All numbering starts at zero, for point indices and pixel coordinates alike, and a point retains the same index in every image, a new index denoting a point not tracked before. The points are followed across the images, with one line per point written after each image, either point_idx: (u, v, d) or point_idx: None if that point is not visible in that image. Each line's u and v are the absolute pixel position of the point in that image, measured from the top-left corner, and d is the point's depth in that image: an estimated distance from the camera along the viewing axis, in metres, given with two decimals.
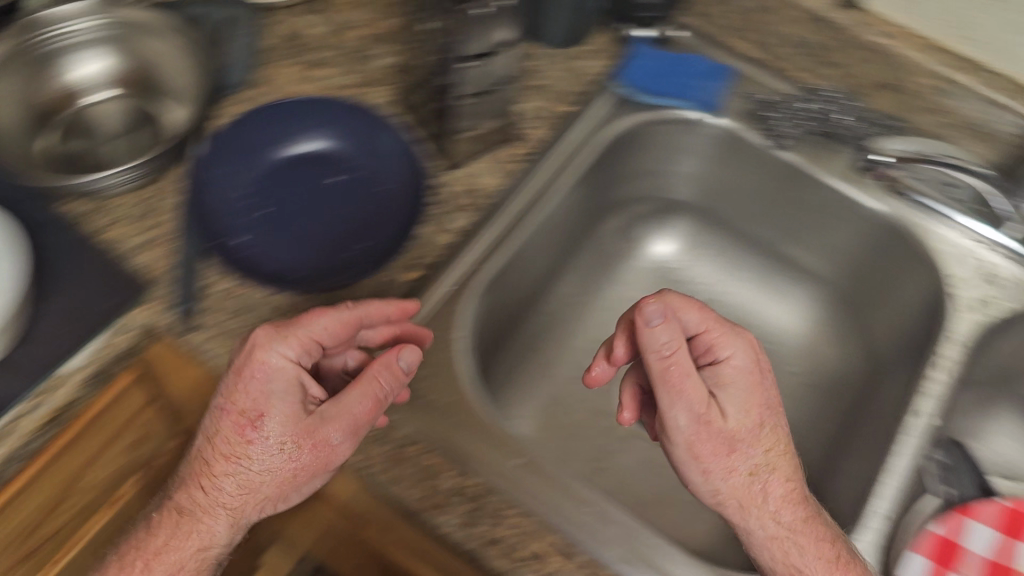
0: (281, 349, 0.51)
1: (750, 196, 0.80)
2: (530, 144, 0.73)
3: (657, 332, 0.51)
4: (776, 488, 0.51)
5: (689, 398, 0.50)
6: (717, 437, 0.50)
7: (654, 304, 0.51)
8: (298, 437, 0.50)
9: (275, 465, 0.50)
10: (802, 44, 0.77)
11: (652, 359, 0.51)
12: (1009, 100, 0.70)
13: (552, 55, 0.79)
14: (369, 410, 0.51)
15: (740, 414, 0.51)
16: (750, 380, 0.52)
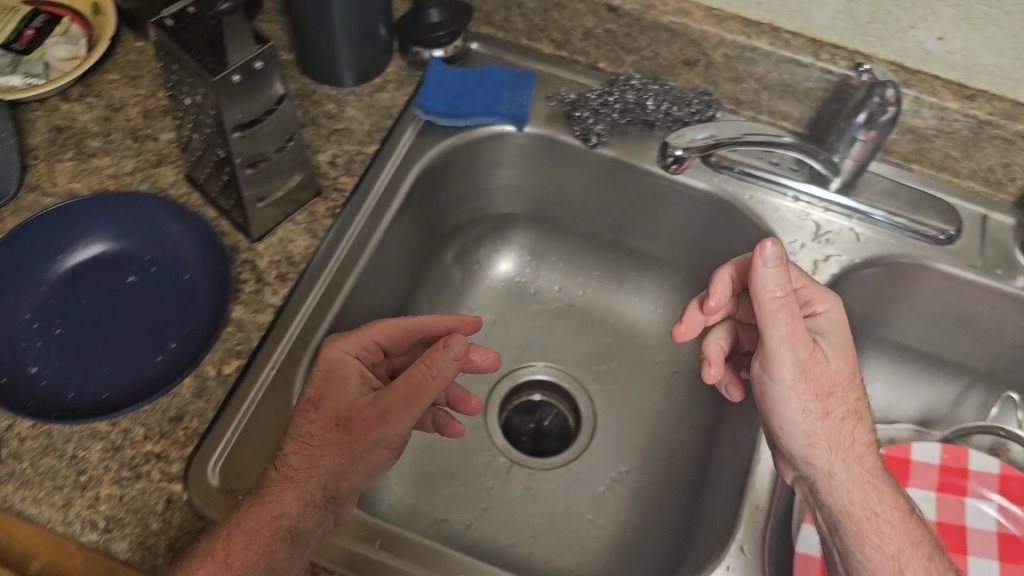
0: (343, 351, 0.57)
1: (582, 199, 0.78)
2: (340, 195, 0.69)
3: (773, 275, 0.51)
4: (860, 434, 0.55)
5: (792, 342, 0.52)
6: (820, 378, 0.54)
7: (772, 247, 0.50)
8: (351, 415, 0.53)
9: (328, 441, 0.52)
10: (598, 34, 0.75)
11: (768, 302, 0.51)
12: (804, 57, 0.70)
13: (348, 94, 0.74)
14: (425, 389, 0.52)
15: (841, 360, 0.55)
16: (843, 333, 0.56)
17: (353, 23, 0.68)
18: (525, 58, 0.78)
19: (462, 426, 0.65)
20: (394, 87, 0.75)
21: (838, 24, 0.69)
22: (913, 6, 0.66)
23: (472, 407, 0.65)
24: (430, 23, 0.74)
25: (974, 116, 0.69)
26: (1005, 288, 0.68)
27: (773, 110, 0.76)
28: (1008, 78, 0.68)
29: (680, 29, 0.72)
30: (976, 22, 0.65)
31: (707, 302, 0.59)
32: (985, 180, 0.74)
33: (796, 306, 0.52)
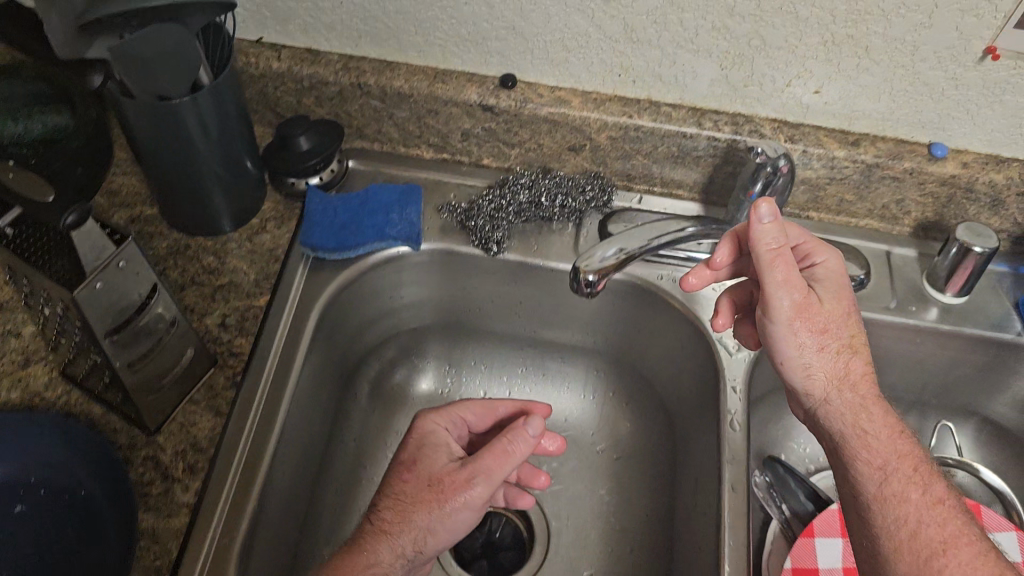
0: (433, 423, 0.61)
1: (493, 300, 0.75)
2: (237, 359, 0.63)
3: (766, 229, 0.55)
4: (856, 365, 0.57)
5: (784, 286, 0.55)
6: (815, 317, 0.56)
7: (764, 206, 0.55)
8: (442, 477, 0.56)
9: (421, 495, 0.55)
10: (477, 134, 0.72)
11: (762, 255, 0.55)
12: (689, 129, 0.69)
13: (225, 242, 0.69)
14: (515, 455, 0.56)
15: (834, 301, 0.58)
16: (839, 282, 0.59)
17: (218, 164, 0.63)
18: (406, 168, 0.74)
19: (530, 497, 0.69)
20: (274, 225, 0.70)
21: (715, 91, 0.68)
22: (786, 67, 0.66)
23: (541, 483, 0.66)
24: (301, 153, 0.69)
25: (863, 161, 0.69)
26: (919, 323, 0.71)
27: (666, 180, 0.74)
28: (886, 119, 0.69)
29: (561, 119, 0.69)
30: (849, 74, 0.65)
31: (713, 256, 0.60)
32: (880, 216, 0.75)
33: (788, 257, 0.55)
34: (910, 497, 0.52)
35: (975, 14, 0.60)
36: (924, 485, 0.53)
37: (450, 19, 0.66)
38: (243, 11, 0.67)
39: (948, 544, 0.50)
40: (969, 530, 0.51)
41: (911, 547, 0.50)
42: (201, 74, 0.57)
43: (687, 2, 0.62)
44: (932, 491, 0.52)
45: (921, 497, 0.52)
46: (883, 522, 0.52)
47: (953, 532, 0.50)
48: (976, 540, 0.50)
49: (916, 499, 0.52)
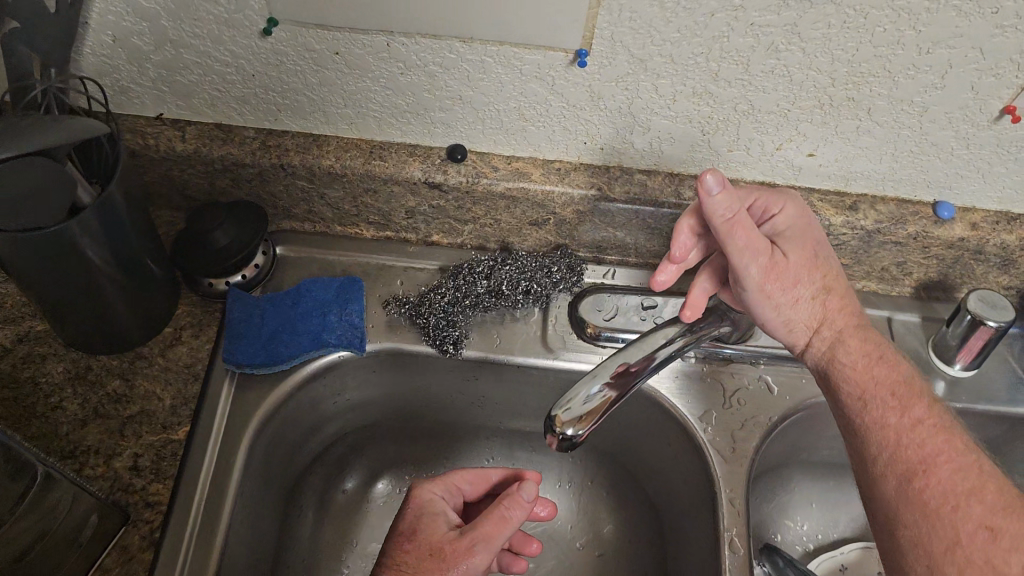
0: (431, 492, 0.54)
1: (452, 394, 0.66)
2: (154, 512, 0.53)
3: (719, 199, 0.46)
4: (833, 305, 0.52)
5: (746, 253, 0.48)
6: (783, 272, 0.50)
7: (710, 178, 0.45)
8: (443, 544, 0.49)
9: (422, 564, 0.48)
10: (424, 211, 0.63)
11: (718, 225, 0.47)
12: (667, 201, 0.60)
13: (134, 359, 0.59)
14: (513, 520, 0.50)
15: (800, 244, 0.51)
16: (806, 223, 0.53)
17: (117, 269, 0.53)
18: (344, 254, 0.65)
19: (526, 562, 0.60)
20: (191, 334, 0.60)
21: (694, 157, 0.59)
22: (776, 131, 0.57)
23: (533, 548, 0.60)
24: (219, 249, 0.59)
25: (862, 227, 0.61)
26: None
27: (641, 250, 0.66)
28: (887, 180, 0.61)
29: (520, 194, 0.60)
30: (847, 136, 0.57)
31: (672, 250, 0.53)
32: (878, 278, 0.68)
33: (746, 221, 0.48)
34: (888, 422, 0.49)
35: (994, 74, 0.51)
36: (903, 408, 0.49)
37: (384, 90, 0.55)
38: (136, 88, 0.56)
39: (927, 464, 0.46)
40: (950, 447, 0.47)
41: (894, 471, 0.47)
42: (80, 193, 0.48)
43: (664, 67, 0.52)
44: (913, 412, 0.49)
45: (900, 421, 0.49)
46: (869, 449, 0.49)
47: (932, 451, 0.47)
48: (960, 456, 0.46)
49: (895, 422, 0.49)
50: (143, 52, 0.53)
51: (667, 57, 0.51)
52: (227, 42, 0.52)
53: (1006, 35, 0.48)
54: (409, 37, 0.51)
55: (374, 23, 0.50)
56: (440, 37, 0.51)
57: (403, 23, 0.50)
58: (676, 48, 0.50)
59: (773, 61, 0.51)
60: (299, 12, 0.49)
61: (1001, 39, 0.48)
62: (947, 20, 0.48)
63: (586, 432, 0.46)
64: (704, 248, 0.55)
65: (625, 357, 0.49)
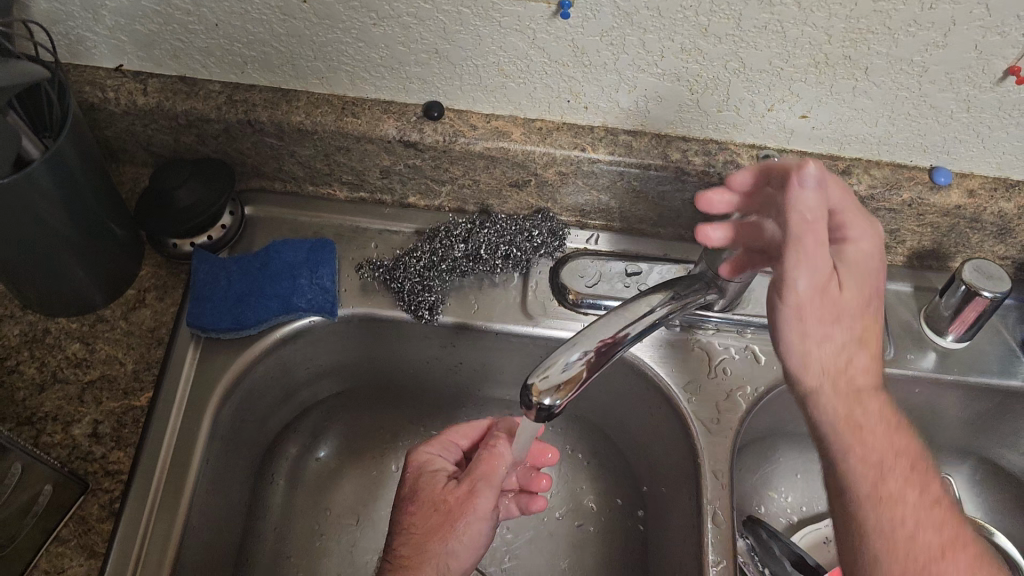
0: (427, 452, 0.54)
1: (428, 361, 0.64)
2: (114, 481, 0.51)
3: (805, 195, 0.41)
4: (860, 359, 0.47)
5: (807, 271, 0.43)
6: (829, 304, 0.44)
7: (812, 169, 0.40)
8: (444, 497, 0.50)
9: (429, 521, 0.49)
10: (399, 170, 0.60)
11: (794, 226, 0.41)
12: (653, 163, 0.58)
13: (95, 322, 0.56)
14: (503, 453, 0.52)
15: (858, 287, 0.45)
16: (872, 262, 0.46)
17: (74, 231, 0.50)
18: (316, 216, 0.63)
19: (545, 501, 0.58)
20: (155, 297, 0.58)
21: (682, 116, 0.57)
22: (768, 90, 0.54)
23: (546, 484, 0.58)
24: (183, 210, 0.56)
25: (855, 193, 0.59)
26: (918, 374, 0.62)
27: (625, 215, 0.64)
28: (883, 143, 0.58)
29: (499, 153, 0.57)
30: (842, 97, 0.54)
31: (732, 176, 0.47)
32: None
33: (821, 234, 0.42)
34: (905, 500, 0.45)
35: (999, 33, 0.48)
36: (922, 486, 0.45)
37: (356, 42, 0.52)
38: (92, 37, 0.53)
39: (942, 555, 0.43)
40: (962, 536, 0.44)
41: (902, 560, 0.43)
42: (26, 145, 0.46)
43: (651, 21, 0.49)
44: (929, 489, 0.46)
45: (919, 500, 0.45)
46: (869, 517, 0.45)
47: (944, 539, 0.44)
48: (967, 542, 0.44)
49: (913, 500, 0.45)
50: None
51: (653, 10, 0.48)
52: None
53: None
54: None
55: None
56: None
57: None
58: (663, 1, 0.48)
59: (766, 15, 0.48)
60: None
61: None
62: None
63: (564, 401, 0.44)
64: (752, 205, 0.48)
65: (609, 325, 0.45)
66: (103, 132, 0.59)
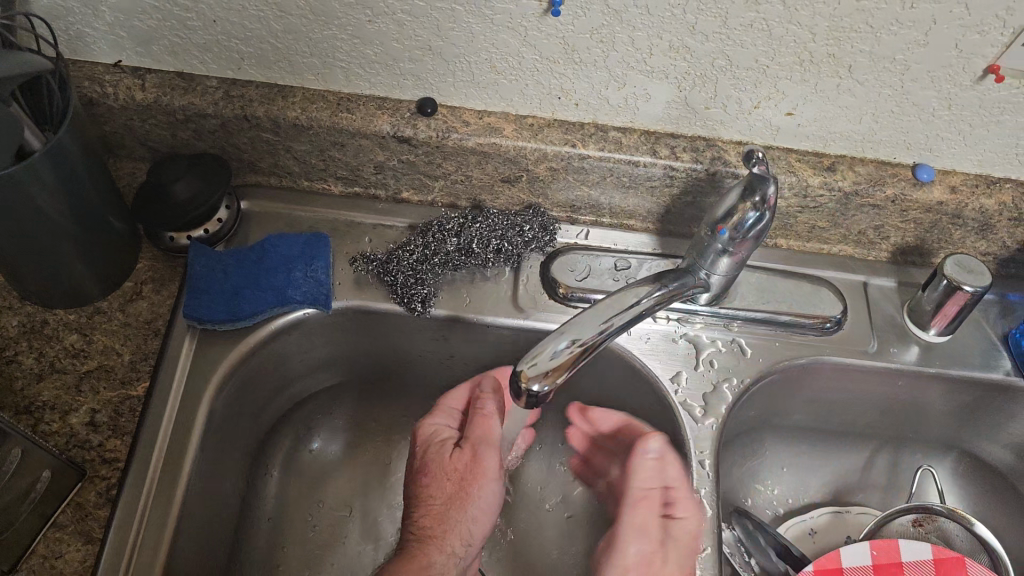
0: (433, 424, 0.63)
1: (420, 355, 0.65)
2: (111, 468, 0.52)
3: (648, 464, 0.60)
4: (659, 566, 0.56)
5: (641, 501, 0.60)
6: (671, 536, 0.57)
7: (656, 441, 0.61)
8: (454, 467, 0.60)
9: (445, 489, 0.59)
10: (393, 166, 0.61)
11: (638, 489, 0.61)
12: (642, 159, 0.59)
13: (93, 313, 0.57)
14: (492, 413, 0.61)
15: (690, 531, 0.56)
16: (683, 553, 0.55)
17: (72, 223, 0.51)
18: (311, 211, 0.64)
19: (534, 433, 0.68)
20: (152, 289, 0.59)
21: (670, 113, 0.58)
22: (755, 87, 0.55)
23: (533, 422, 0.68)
24: (181, 204, 0.57)
25: (840, 189, 0.60)
26: (902, 367, 0.63)
27: (615, 210, 0.65)
28: (867, 140, 0.59)
29: (491, 149, 0.58)
30: (827, 94, 0.55)
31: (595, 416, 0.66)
32: (855, 243, 0.67)
33: (657, 500, 0.59)
34: None
35: (979, 32, 0.50)
36: None
37: (351, 39, 0.53)
38: (92, 33, 0.54)
39: None
40: None
41: None
42: (29, 136, 0.46)
43: (640, 19, 0.50)
44: None
45: None
46: None
47: None
48: None
49: None
50: None
51: (642, 8, 0.49)
52: None
53: None
54: None
55: None
56: None
57: None
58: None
59: (752, 14, 0.49)
60: None
61: None
62: None
63: (552, 387, 0.45)
64: (649, 481, 0.60)
65: (598, 314, 0.46)
66: (102, 127, 0.60)
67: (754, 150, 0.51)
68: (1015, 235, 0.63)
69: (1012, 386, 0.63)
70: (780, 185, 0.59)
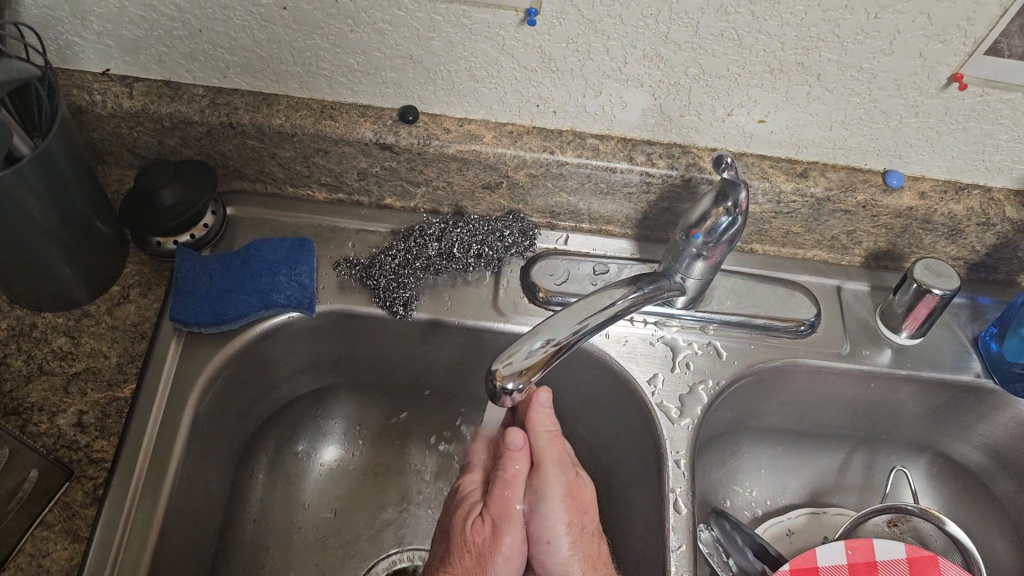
0: (471, 483, 0.56)
1: (403, 358, 0.66)
2: (99, 468, 0.53)
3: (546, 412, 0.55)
4: (585, 489, 0.54)
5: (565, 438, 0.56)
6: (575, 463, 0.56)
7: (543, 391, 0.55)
8: (472, 538, 0.51)
9: (463, 566, 0.51)
10: (376, 172, 0.63)
11: (543, 436, 0.54)
12: (618, 165, 0.60)
13: (81, 317, 0.58)
14: (513, 479, 0.52)
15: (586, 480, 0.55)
16: (587, 496, 0.54)
17: (61, 228, 0.52)
18: (296, 217, 0.65)
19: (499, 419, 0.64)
20: (139, 293, 0.60)
21: (646, 121, 0.59)
22: (727, 95, 0.56)
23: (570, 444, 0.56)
24: (167, 208, 0.58)
25: (812, 195, 0.62)
26: (874, 369, 0.65)
27: (593, 216, 0.66)
28: (837, 147, 0.61)
29: (471, 156, 0.60)
30: (797, 102, 0.57)
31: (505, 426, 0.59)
32: (829, 248, 0.68)
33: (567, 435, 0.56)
34: None
35: (941, 41, 0.51)
36: None
37: (334, 48, 0.55)
38: (81, 42, 0.55)
39: None
40: None
41: None
42: (18, 142, 0.48)
43: (614, 29, 0.52)
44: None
45: None
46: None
47: None
48: None
49: None
50: (86, 4, 0.52)
51: (616, 18, 0.51)
52: None
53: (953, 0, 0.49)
54: None
55: None
56: None
57: None
58: (625, 9, 0.50)
59: (722, 24, 0.51)
60: None
61: (948, 4, 0.49)
62: None
63: (525, 386, 0.46)
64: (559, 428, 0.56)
65: (571, 317, 0.47)
66: (90, 134, 0.61)
67: (723, 154, 0.53)
68: (983, 240, 0.65)
69: (981, 387, 0.65)
70: (753, 190, 0.60)
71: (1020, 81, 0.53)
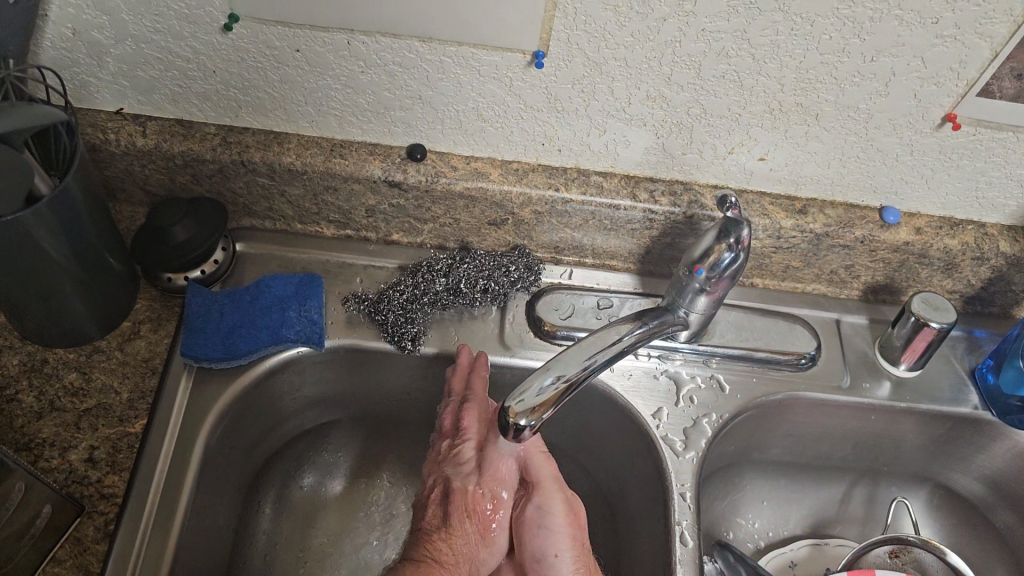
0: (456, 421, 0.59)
1: (409, 392, 0.67)
2: (110, 504, 0.53)
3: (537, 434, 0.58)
4: (579, 508, 0.56)
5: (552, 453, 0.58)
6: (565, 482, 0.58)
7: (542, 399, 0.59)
8: (472, 507, 0.55)
9: (463, 531, 0.54)
10: (384, 210, 0.64)
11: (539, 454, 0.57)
12: (622, 202, 0.62)
13: (91, 352, 0.59)
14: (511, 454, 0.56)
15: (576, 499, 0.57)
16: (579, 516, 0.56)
17: (75, 264, 0.53)
18: (304, 253, 0.66)
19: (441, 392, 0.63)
20: (150, 328, 0.61)
21: (649, 159, 0.61)
22: (728, 134, 0.58)
23: None
24: (177, 245, 0.59)
25: (811, 231, 0.63)
26: (873, 402, 0.66)
27: (597, 251, 0.67)
28: (835, 185, 0.62)
29: (478, 194, 0.61)
30: (796, 141, 0.58)
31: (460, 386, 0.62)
32: (828, 282, 0.70)
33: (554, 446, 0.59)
34: None
35: (935, 83, 0.53)
36: None
37: (344, 89, 0.56)
38: (96, 83, 0.57)
39: None
40: None
41: None
42: (39, 183, 0.49)
43: (618, 70, 0.53)
44: None
45: None
46: None
47: None
48: None
49: None
50: (104, 46, 0.53)
51: (621, 60, 0.52)
52: (187, 38, 0.53)
53: (945, 44, 0.50)
54: (369, 36, 0.52)
55: (335, 21, 0.51)
56: (400, 36, 0.52)
57: (363, 21, 0.51)
58: (630, 52, 0.52)
59: (723, 66, 0.52)
60: (259, 9, 0.50)
61: (941, 48, 0.50)
62: (889, 29, 0.49)
63: (537, 423, 0.47)
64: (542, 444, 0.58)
65: (581, 352, 0.49)
66: (103, 172, 0.62)
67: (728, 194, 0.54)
68: (979, 274, 0.67)
69: (979, 419, 0.66)
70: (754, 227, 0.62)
71: (1011, 121, 0.55)
